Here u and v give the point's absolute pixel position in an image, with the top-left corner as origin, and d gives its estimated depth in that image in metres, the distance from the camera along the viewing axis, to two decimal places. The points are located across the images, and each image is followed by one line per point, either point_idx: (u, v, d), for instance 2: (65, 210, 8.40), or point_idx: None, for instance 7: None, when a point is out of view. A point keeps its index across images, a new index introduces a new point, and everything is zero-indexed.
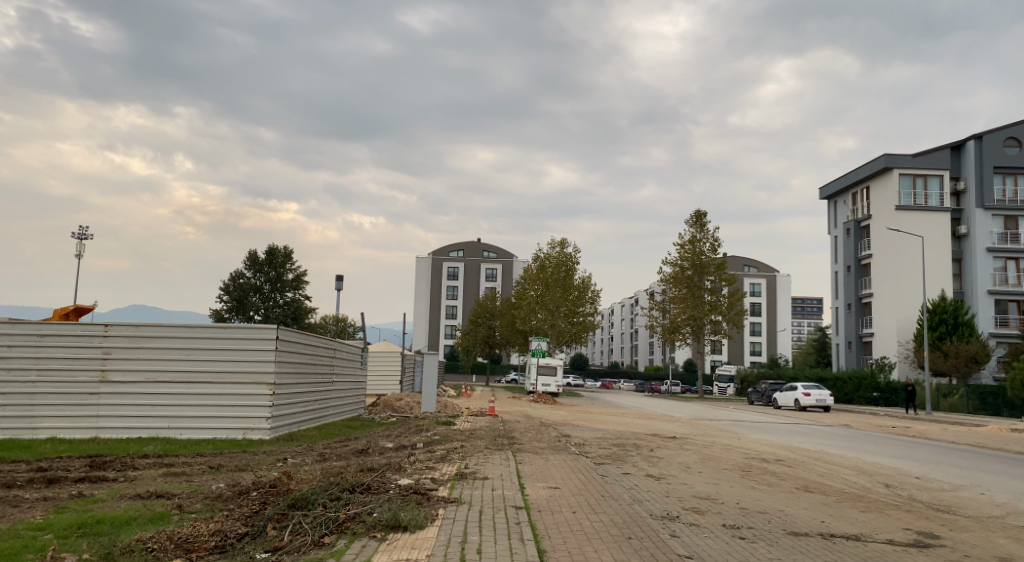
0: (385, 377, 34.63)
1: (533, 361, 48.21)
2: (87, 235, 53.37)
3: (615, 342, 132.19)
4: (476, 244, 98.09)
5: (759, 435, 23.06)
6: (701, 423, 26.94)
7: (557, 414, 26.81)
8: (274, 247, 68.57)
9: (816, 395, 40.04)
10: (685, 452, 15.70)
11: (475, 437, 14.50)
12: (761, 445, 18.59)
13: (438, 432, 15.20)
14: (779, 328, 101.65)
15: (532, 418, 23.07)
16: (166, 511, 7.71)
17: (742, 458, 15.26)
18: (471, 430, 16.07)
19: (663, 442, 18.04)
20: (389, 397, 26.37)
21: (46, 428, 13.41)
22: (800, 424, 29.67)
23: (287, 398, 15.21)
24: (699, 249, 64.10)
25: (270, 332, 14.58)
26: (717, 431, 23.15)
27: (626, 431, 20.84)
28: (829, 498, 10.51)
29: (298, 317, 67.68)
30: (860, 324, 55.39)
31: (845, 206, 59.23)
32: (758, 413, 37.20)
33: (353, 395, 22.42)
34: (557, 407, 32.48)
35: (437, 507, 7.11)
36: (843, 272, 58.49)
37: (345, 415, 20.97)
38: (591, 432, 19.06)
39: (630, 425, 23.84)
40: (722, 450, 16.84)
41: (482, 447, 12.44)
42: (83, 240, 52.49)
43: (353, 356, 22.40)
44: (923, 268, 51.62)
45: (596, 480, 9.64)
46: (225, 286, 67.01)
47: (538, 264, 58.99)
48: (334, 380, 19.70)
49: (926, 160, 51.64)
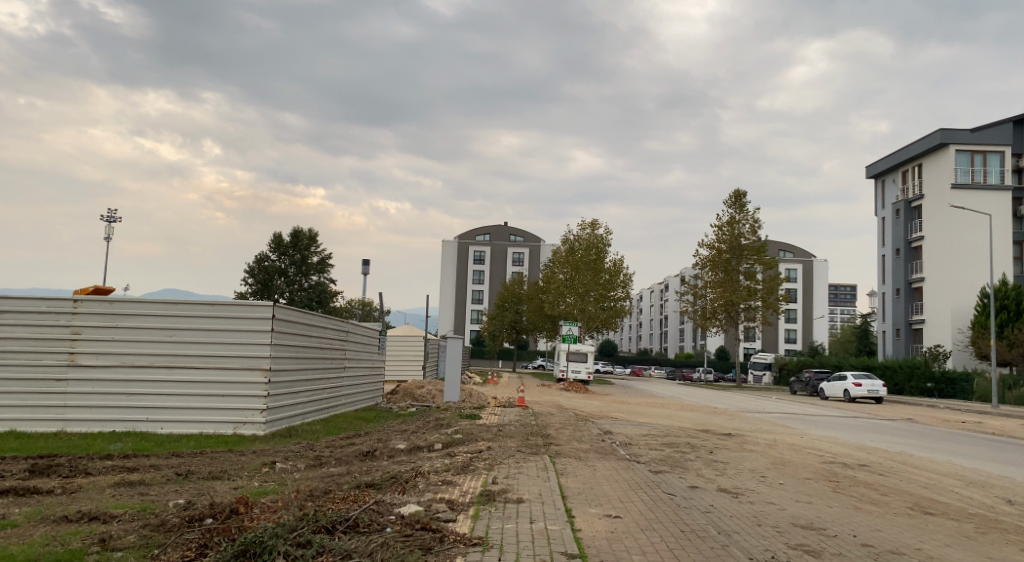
0: (406, 362, 32.65)
1: (563, 347, 45.98)
2: (112, 218, 52.74)
3: (644, 328, 129.61)
4: (503, 228, 95.91)
5: (820, 430, 20.62)
6: (749, 417, 24.55)
7: (592, 404, 24.73)
8: (299, 229, 67.07)
9: (868, 385, 37.22)
10: (749, 455, 13.38)
11: (503, 434, 12.30)
12: (832, 446, 16.14)
13: (461, 428, 13.01)
14: (816, 315, 98.09)
15: (564, 409, 20.84)
16: (81, 547, 5.61)
17: (819, 463, 12.87)
18: (498, 425, 13.89)
19: (719, 441, 15.66)
20: (409, 384, 24.36)
21: (5, 420, 11.54)
22: (856, 418, 27.11)
23: (287, 388, 13.17)
24: (738, 232, 61.12)
25: (266, 310, 12.48)
26: (771, 427, 20.77)
27: (673, 426, 18.57)
28: (962, 526, 8.15)
29: (323, 301, 66.12)
30: (909, 311, 52.23)
31: (893, 186, 55.88)
32: (805, 404, 34.64)
33: (368, 384, 20.26)
34: (591, 396, 30.38)
35: (452, 556, 4.89)
36: (891, 255, 55.21)
37: (358, 405, 18.90)
38: (633, 428, 16.76)
39: (674, 418, 21.55)
40: (789, 451, 14.50)
41: (513, 451, 10.24)
42: (111, 222, 51.96)
43: (369, 340, 20.32)
44: (981, 250, 48.33)
45: (664, 503, 7.37)
46: (250, 269, 65.71)
47: (568, 246, 56.51)
48: (346, 366, 17.60)
49: (985, 135, 48.24)
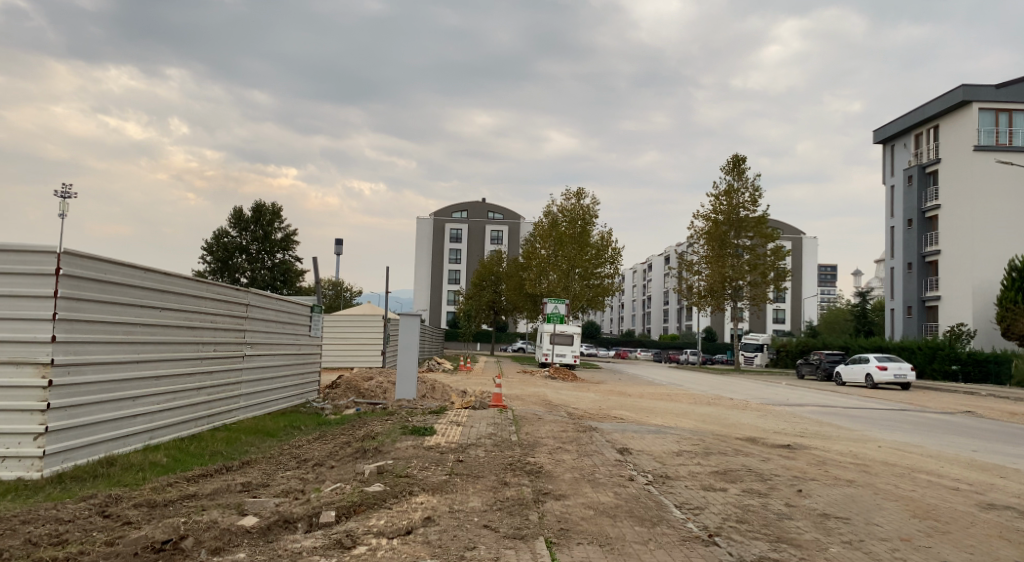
0: (364, 347, 27.46)
1: (548, 328, 40.90)
2: (65, 194, 47.93)
3: (627, 309, 125.73)
4: (481, 205, 90.32)
5: (883, 433, 15.79)
6: (780, 413, 19.77)
7: (586, 399, 19.87)
8: (261, 203, 61.17)
9: (893, 369, 32.66)
10: (858, 496, 8.29)
11: (463, 476, 7.15)
12: (939, 465, 11.16)
13: (392, 459, 7.82)
14: (805, 295, 94.23)
15: (554, 409, 15.79)
16: None
17: (977, 512, 7.80)
18: (456, 448, 8.76)
19: (787, 462, 10.61)
20: (355, 374, 19.03)
21: None
22: (901, 411, 22.47)
23: (105, 394, 8.00)
24: (737, 202, 56.06)
25: (50, 259, 7.14)
26: (825, 429, 15.84)
27: (705, 434, 13.61)
28: None
29: (289, 281, 60.35)
30: (923, 287, 47.85)
31: (904, 151, 51.36)
32: (823, 391, 30.01)
33: (290, 377, 15.05)
34: (582, 386, 25.66)
35: None
36: (902, 226, 50.88)
37: (271, 408, 13.80)
38: (658, 441, 11.74)
39: (697, 419, 16.63)
40: (903, 482, 9.44)
41: (471, 537, 5.04)
42: (60, 200, 46.88)
43: (291, 318, 14.99)
44: (1004, 218, 43.90)
45: None
46: (208, 246, 59.76)
47: (551, 218, 51.30)
48: (246, 355, 12.37)
49: (1012, 92, 43.74)
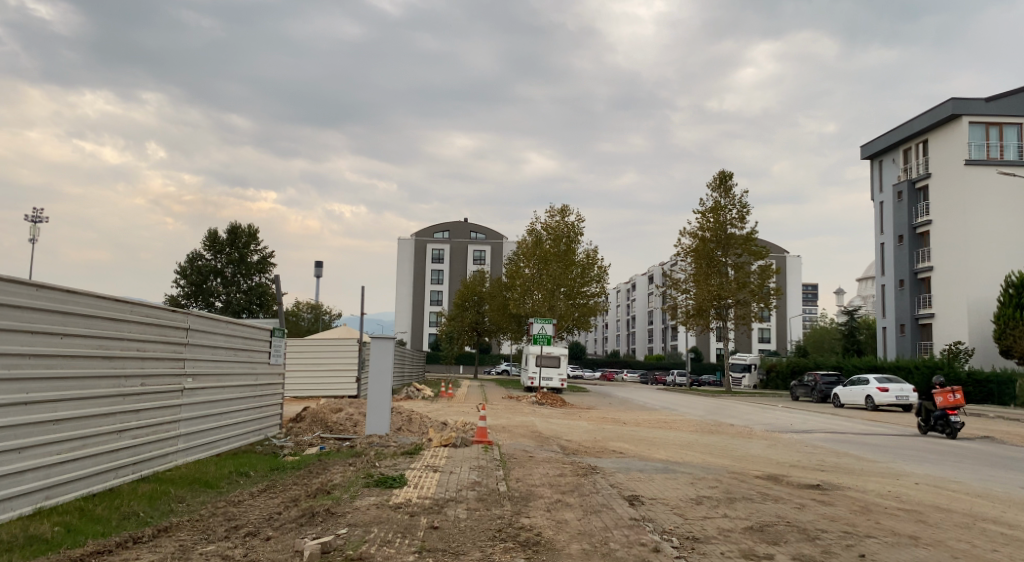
0: (337, 373, 25.57)
1: (534, 350, 39.18)
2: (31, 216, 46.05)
3: (611, 329, 124.54)
4: (463, 225, 88.88)
5: (911, 465, 14.20)
6: (790, 442, 18.12)
7: (579, 429, 18.14)
8: (237, 224, 59.07)
9: (895, 390, 31.24)
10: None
11: (439, 555, 5.34)
12: (997, 509, 9.56)
13: (349, 527, 6.03)
14: (790, 314, 93.41)
15: (546, 443, 14.02)
16: None
17: None
18: (433, 507, 6.97)
19: (827, 510, 8.95)
20: (324, 405, 17.12)
21: None
22: (913, 436, 20.95)
23: None
24: (724, 219, 54.91)
25: None
26: (846, 462, 14.19)
27: (720, 472, 11.88)
28: None
29: (265, 304, 58.16)
30: (916, 304, 46.75)
31: (892, 166, 50.54)
32: (823, 415, 28.53)
33: (245, 411, 13.24)
34: (571, 413, 23.96)
35: None
36: (892, 243, 49.92)
37: (220, 448, 11.95)
38: (671, 485, 10.02)
39: (704, 450, 14.96)
40: (972, 536, 7.82)
41: None
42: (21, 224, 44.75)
43: (247, 345, 13.16)
44: (998, 232, 43.03)
45: None
46: (181, 269, 57.50)
47: (535, 236, 49.75)
48: (187, 389, 10.54)
49: (1002, 105, 43.07)
